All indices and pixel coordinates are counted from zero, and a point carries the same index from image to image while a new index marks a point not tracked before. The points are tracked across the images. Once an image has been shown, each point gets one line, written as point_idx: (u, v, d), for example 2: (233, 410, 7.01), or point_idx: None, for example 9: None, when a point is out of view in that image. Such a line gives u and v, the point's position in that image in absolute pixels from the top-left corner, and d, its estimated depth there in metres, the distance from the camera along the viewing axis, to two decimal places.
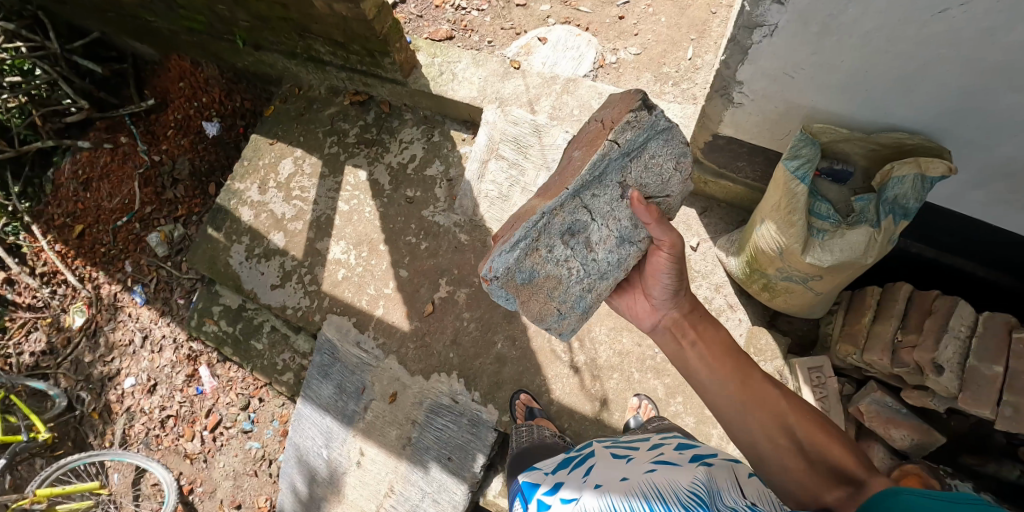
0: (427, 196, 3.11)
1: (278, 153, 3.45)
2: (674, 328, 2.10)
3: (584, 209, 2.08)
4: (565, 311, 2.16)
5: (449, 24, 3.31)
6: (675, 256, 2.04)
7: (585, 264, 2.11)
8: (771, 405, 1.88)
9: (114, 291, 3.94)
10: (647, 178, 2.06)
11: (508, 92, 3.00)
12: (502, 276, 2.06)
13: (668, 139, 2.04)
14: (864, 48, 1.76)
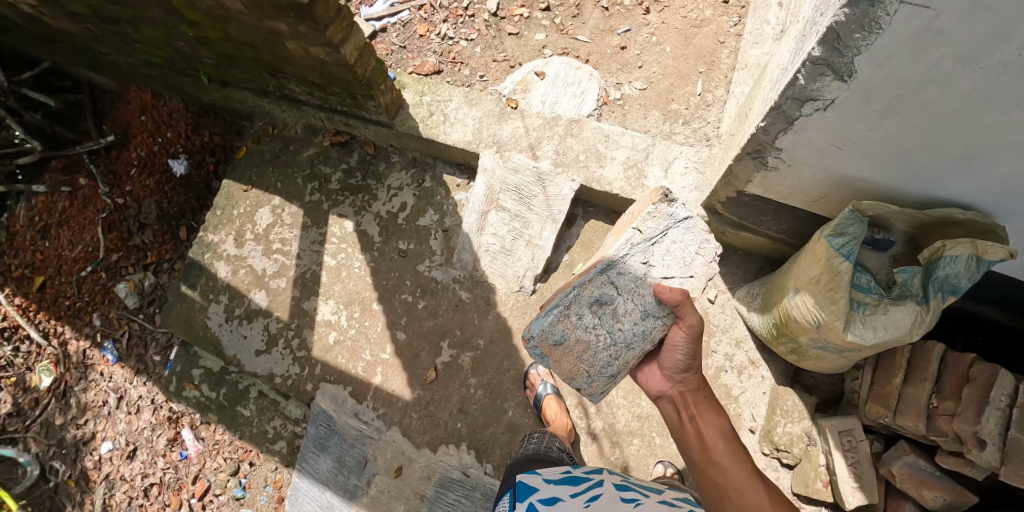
0: (421, 249, 2.88)
1: (254, 201, 3.17)
2: (678, 402, 2.12)
3: (614, 283, 2.00)
4: (593, 375, 2.06)
5: (435, 56, 3.06)
6: (690, 333, 1.99)
7: (612, 333, 1.99)
8: (755, 501, 1.86)
9: (83, 348, 3.63)
10: (671, 261, 1.99)
11: (506, 135, 2.76)
12: (533, 338, 2.00)
13: (690, 227, 2.01)
14: (931, 128, 1.56)
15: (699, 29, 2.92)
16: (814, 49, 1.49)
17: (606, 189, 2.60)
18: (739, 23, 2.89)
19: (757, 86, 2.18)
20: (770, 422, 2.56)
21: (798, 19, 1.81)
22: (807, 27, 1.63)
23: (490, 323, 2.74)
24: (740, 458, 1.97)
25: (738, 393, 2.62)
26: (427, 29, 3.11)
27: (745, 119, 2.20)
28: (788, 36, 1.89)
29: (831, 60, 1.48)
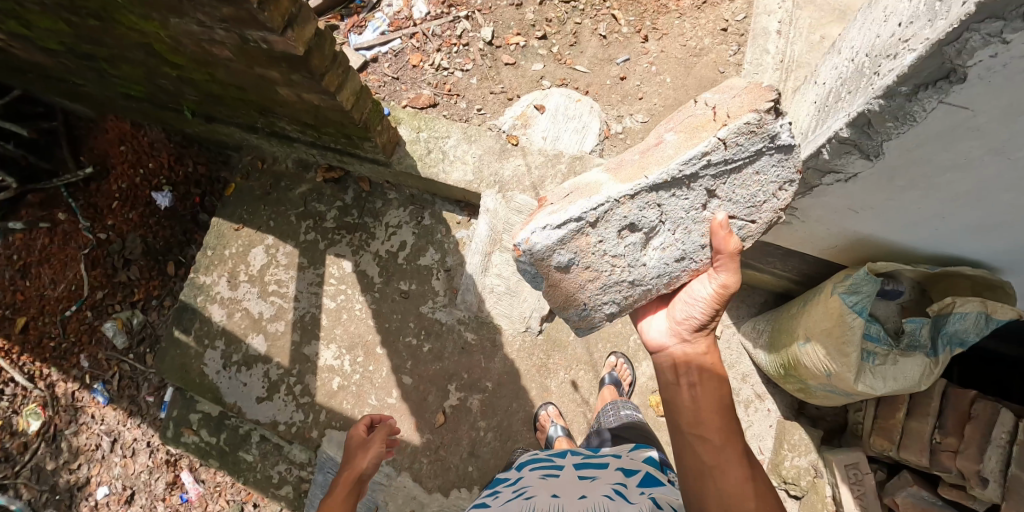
0: (423, 289, 2.83)
1: (246, 240, 3.08)
2: (678, 364, 1.75)
3: (660, 206, 1.76)
4: (590, 308, 1.91)
5: (430, 88, 2.99)
6: (721, 294, 1.74)
7: (632, 265, 1.84)
8: (738, 490, 1.54)
9: (72, 390, 3.51)
10: (738, 197, 1.76)
11: (508, 173, 2.71)
12: (531, 254, 1.77)
13: (783, 157, 1.68)
14: (952, 204, 1.56)
15: (699, 59, 2.92)
16: (841, 129, 1.49)
17: None
18: (738, 52, 2.90)
19: None
20: (777, 456, 2.56)
21: (815, 85, 1.82)
22: (829, 100, 1.63)
23: (497, 365, 2.71)
24: (733, 438, 1.61)
25: (745, 427, 2.63)
26: (420, 59, 3.04)
27: None
28: (803, 98, 1.89)
29: (860, 141, 1.48)
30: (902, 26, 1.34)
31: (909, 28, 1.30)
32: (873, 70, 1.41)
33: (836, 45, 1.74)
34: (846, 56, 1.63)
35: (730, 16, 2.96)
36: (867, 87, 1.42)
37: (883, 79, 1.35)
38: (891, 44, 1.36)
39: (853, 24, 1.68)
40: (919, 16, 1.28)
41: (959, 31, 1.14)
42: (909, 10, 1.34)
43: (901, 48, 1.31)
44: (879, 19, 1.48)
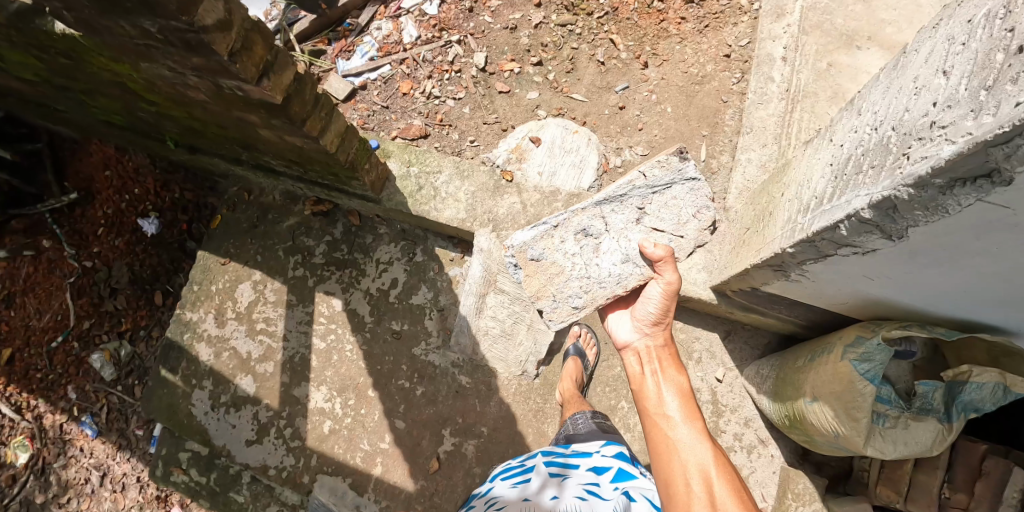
0: (416, 330, 2.74)
1: (233, 275, 2.98)
2: (643, 356, 2.15)
3: (604, 218, 2.29)
4: (559, 301, 2.31)
5: (421, 118, 2.87)
6: (667, 290, 2.13)
7: (588, 265, 2.28)
8: (697, 456, 1.82)
9: (60, 421, 3.39)
10: (664, 216, 2.26)
11: (503, 211, 2.61)
12: (515, 249, 2.33)
13: (693, 188, 2.24)
14: (974, 280, 1.47)
15: (701, 87, 2.82)
16: (863, 210, 1.37)
17: None
18: (741, 80, 2.79)
19: (774, 187, 2.05)
20: (781, 505, 2.48)
21: (830, 143, 1.69)
22: (848, 169, 1.51)
23: (493, 409, 2.63)
24: (693, 418, 1.94)
25: (748, 473, 2.55)
26: (411, 86, 2.92)
27: (759, 219, 2.09)
28: (816, 154, 1.77)
29: (881, 223, 1.37)
30: (935, 108, 1.20)
31: (944, 114, 1.16)
32: (899, 151, 1.28)
33: (855, 104, 1.60)
34: (866, 121, 1.50)
35: (734, 41, 2.85)
36: (892, 169, 1.29)
37: (912, 165, 1.22)
38: (922, 126, 1.22)
39: (875, 83, 1.53)
40: (959, 100, 1.13)
41: (1009, 134, 1.00)
42: (942, 89, 1.20)
43: (935, 135, 1.17)
44: (906, 89, 1.34)
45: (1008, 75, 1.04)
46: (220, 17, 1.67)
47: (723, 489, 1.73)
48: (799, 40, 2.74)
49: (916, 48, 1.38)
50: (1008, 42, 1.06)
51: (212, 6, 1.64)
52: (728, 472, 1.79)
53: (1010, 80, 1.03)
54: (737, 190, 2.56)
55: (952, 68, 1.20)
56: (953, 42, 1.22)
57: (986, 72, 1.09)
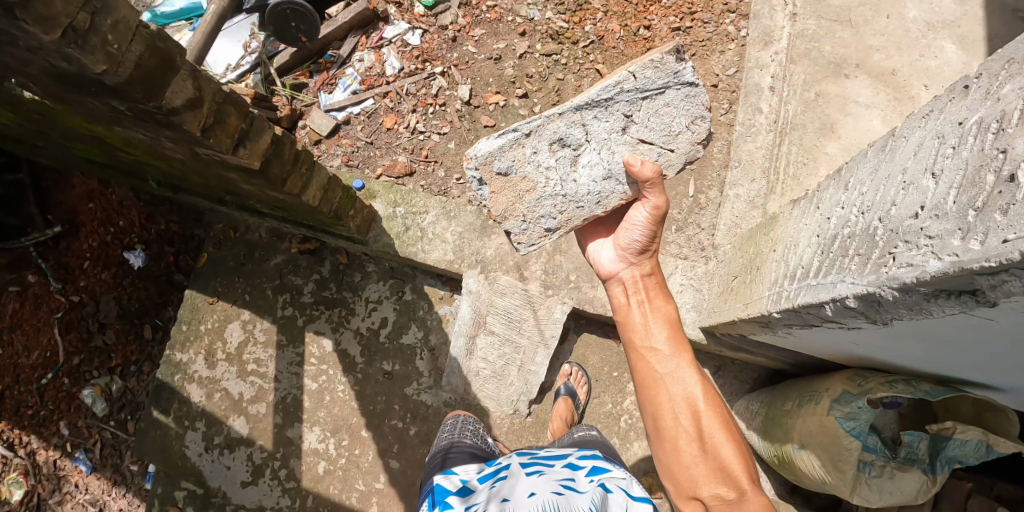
0: (407, 370, 2.73)
1: (222, 315, 2.96)
2: (629, 286, 2.11)
3: (585, 126, 1.94)
4: (529, 219, 2.06)
5: (406, 154, 2.84)
6: (653, 215, 1.97)
7: (564, 181, 1.99)
8: (686, 390, 1.92)
9: (53, 457, 3.36)
10: (654, 125, 1.95)
11: (491, 252, 2.60)
12: (476, 160, 1.95)
13: (688, 93, 1.92)
14: (958, 346, 1.48)
15: None
16: (849, 298, 1.39)
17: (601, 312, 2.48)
18: (730, 110, 2.78)
19: (762, 239, 2.05)
20: None
21: (818, 210, 1.68)
22: (835, 248, 1.51)
23: None
24: (680, 349, 1.99)
25: None
26: (395, 121, 2.89)
27: (747, 270, 2.09)
28: (804, 217, 1.76)
29: (867, 311, 1.38)
30: (922, 213, 1.20)
31: (933, 224, 1.16)
32: (885, 248, 1.28)
33: (843, 175, 1.59)
34: (853, 200, 1.50)
35: (721, 70, 2.82)
36: (878, 264, 1.30)
37: (898, 268, 1.23)
38: (911, 228, 1.22)
39: (862, 157, 1.52)
40: (947, 214, 1.12)
41: (996, 268, 1.00)
42: (931, 194, 1.19)
43: (922, 244, 1.17)
44: (894, 179, 1.33)
45: (998, 200, 1.03)
46: (189, 96, 1.62)
47: (711, 423, 1.88)
48: (786, 69, 2.74)
49: (905, 135, 1.36)
50: (998, 165, 1.04)
51: (181, 87, 1.59)
52: (714, 402, 1.91)
53: (1000, 208, 1.02)
54: (725, 228, 2.56)
55: (940, 173, 1.18)
56: (943, 143, 1.21)
57: (975, 190, 1.08)
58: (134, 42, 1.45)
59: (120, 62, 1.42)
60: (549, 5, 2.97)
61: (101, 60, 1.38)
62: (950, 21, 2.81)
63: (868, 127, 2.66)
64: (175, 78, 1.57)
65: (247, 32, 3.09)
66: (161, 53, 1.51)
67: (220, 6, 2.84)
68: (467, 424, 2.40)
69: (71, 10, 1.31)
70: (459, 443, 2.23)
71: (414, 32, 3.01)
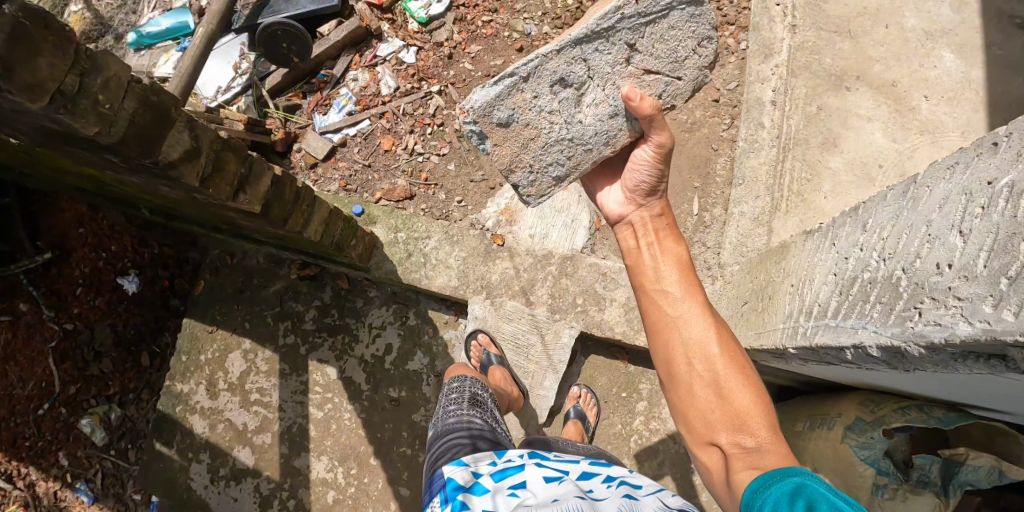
0: (414, 396, 2.71)
1: (221, 345, 2.91)
2: (637, 229, 1.98)
3: (586, 61, 1.82)
4: (537, 169, 1.97)
5: (405, 177, 2.79)
6: (657, 153, 1.90)
7: (570, 122, 1.89)
8: (699, 333, 1.77)
9: (53, 489, 3.22)
10: (661, 52, 1.84)
11: (496, 277, 2.57)
12: (472, 114, 1.83)
13: (693, 13, 1.80)
14: (976, 385, 1.49)
15: (690, 134, 2.81)
16: (871, 347, 1.40)
17: (609, 336, 2.46)
18: (731, 126, 2.75)
19: (772, 268, 2.04)
20: None
21: (832, 247, 1.68)
22: (854, 292, 1.52)
23: None
24: (693, 291, 1.84)
25: None
26: (392, 142, 2.84)
27: (758, 299, 2.09)
28: (817, 252, 1.76)
29: (890, 361, 1.39)
30: (950, 272, 1.21)
31: (962, 286, 1.18)
32: (910, 303, 1.29)
33: (859, 215, 1.59)
34: (871, 244, 1.50)
35: (722, 85, 2.81)
36: (902, 318, 1.31)
37: (924, 325, 1.24)
38: (938, 285, 1.23)
39: (881, 200, 1.52)
40: (979, 278, 1.14)
41: None
42: (959, 253, 1.20)
43: (952, 305, 1.18)
44: (917, 230, 1.34)
45: None
46: (185, 148, 1.54)
47: (726, 366, 1.72)
48: (788, 82, 2.72)
49: (927, 184, 1.37)
50: None
51: (177, 140, 1.51)
52: (730, 345, 1.76)
53: None
54: (731, 246, 2.55)
55: (969, 233, 1.20)
56: (970, 201, 1.22)
57: (1007, 257, 1.10)
58: (126, 99, 1.36)
59: (114, 122, 1.34)
60: (546, 20, 2.94)
61: (92, 122, 1.30)
62: (949, 29, 2.81)
63: (870, 140, 2.65)
64: (171, 131, 1.49)
65: (237, 52, 3.01)
66: (156, 107, 1.43)
67: (208, 28, 2.77)
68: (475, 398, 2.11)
69: (58, 73, 1.22)
70: (459, 425, 1.95)
71: (408, 50, 2.96)
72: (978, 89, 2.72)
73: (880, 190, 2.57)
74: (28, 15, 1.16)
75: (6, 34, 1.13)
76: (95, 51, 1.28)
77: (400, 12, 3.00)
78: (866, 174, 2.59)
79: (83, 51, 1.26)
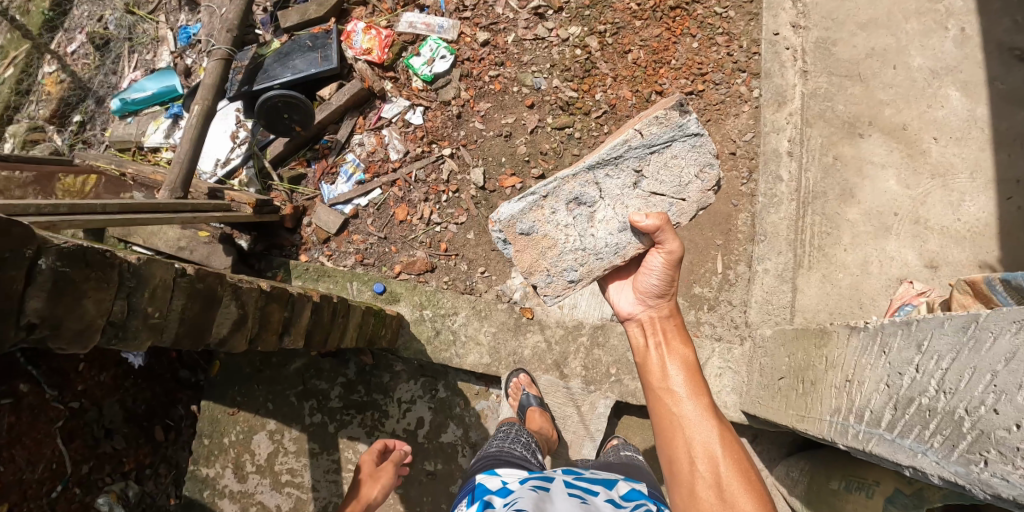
0: (451, 468, 2.68)
1: (246, 426, 2.82)
2: (646, 327, 1.94)
3: (598, 184, 1.87)
4: (553, 275, 1.95)
5: (424, 248, 2.72)
6: (668, 260, 1.84)
7: (583, 237, 1.90)
8: (704, 435, 1.73)
9: None
10: (665, 178, 1.87)
11: (528, 351, 2.55)
12: (500, 225, 1.90)
13: (695, 144, 1.84)
14: None
15: None
16: (932, 475, 1.49)
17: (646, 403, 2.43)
18: (749, 179, 2.76)
19: (812, 350, 2.06)
20: None
21: (881, 355, 1.71)
22: (908, 410, 1.58)
23: None
24: (700, 392, 1.81)
25: None
26: (407, 212, 2.76)
27: (797, 378, 2.12)
28: (863, 354, 1.79)
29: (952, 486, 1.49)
30: (1019, 432, 1.30)
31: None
32: (976, 447, 1.39)
33: (912, 330, 1.61)
34: (925, 367, 1.55)
35: (738, 136, 2.81)
36: (967, 458, 1.41)
37: (991, 474, 1.35)
38: (1009, 441, 1.32)
39: (936, 326, 1.53)
40: None
41: None
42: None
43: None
44: (980, 376, 1.39)
45: None
46: (234, 318, 1.46)
47: (730, 470, 1.68)
48: (803, 132, 2.73)
49: (991, 328, 1.39)
50: None
51: (225, 316, 1.42)
52: (736, 450, 1.72)
53: None
54: (757, 304, 2.60)
55: None
56: None
57: None
58: (174, 298, 1.25)
59: (164, 327, 1.24)
60: (554, 72, 2.87)
61: (144, 337, 1.19)
62: (953, 66, 2.78)
63: (886, 188, 2.67)
64: (219, 310, 1.40)
65: (234, 119, 2.92)
66: (202, 292, 1.33)
67: (205, 104, 2.62)
68: (521, 435, 2.15)
69: (105, 306, 1.08)
70: (504, 452, 1.99)
71: (415, 110, 2.86)
72: (983, 126, 2.71)
73: (897, 239, 2.62)
74: (67, 260, 1.01)
75: (48, 290, 0.99)
76: (140, 265, 1.15)
77: (402, 70, 2.91)
78: (883, 223, 2.64)
79: (126, 271, 1.12)
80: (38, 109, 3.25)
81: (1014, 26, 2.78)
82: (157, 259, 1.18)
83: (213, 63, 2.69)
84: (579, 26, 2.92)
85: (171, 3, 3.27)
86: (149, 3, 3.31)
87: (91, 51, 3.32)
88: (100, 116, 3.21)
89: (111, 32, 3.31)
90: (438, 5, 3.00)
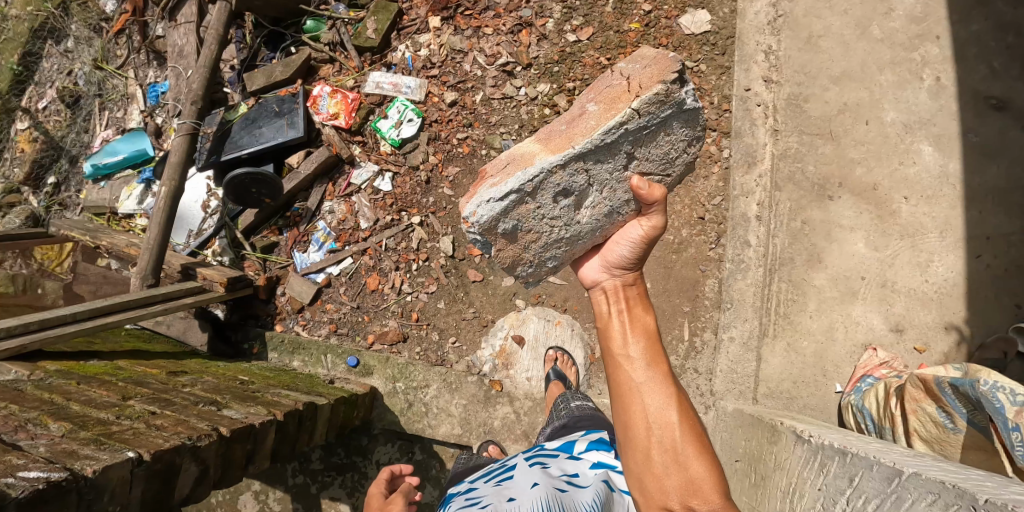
0: None
1: (232, 487, 2.95)
2: (609, 294, 1.68)
3: (588, 172, 1.59)
4: (533, 262, 1.82)
5: (396, 318, 2.77)
6: (648, 234, 1.65)
7: (569, 228, 1.69)
8: (661, 404, 1.50)
9: None
10: (654, 156, 1.65)
11: (498, 422, 2.59)
12: (479, 226, 1.63)
13: (690, 119, 1.59)
14: None
15: (678, 254, 2.82)
16: None
17: None
18: (717, 244, 2.77)
19: (765, 444, 2.11)
20: None
21: (820, 473, 1.77)
22: None
23: None
24: (658, 359, 1.56)
25: None
26: (378, 281, 2.80)
27: (751, 466, 2.17)
28: (806, 466, 1.84)
29: None
30: None
31: None
32: None
33: (847, 462, 1.67)
34: (854, 504, 1.58)
35: (707, 200, 2.81)
36: None
37: None
38: None
39: (868, 468, 1.59)
40: None
41: None
42: None
43: None
44: None
45: None
46: (194, 477, 1.62)
47: (686, 437, 1.47)
48: (772, 195, 2.74)
49: (910, 492, 1.44)
50: None
51: (186, 477, 1.59)
52: (690, 411, 1.51)
53: None
54: (723, 374, 2.67)
55: None
56: None
57: None
58: (134, 486, 1.43)
59: None
60: (523, 133, 2.83)
61: None
62: (927, 119, 2.72)
63: (853, 251, 2.67)
64: (179, 475, 1.56)
65: (203, 189, 2.99)
66: (160, 470, 1.50)
67: (172, 184, 2.63)
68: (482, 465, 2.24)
69: None
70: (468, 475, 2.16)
71: (384, 176, 2.86)
72: (955, 183, 2.67)
73: (863, 303, 2.63)
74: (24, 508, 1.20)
75: None
76: (95, 478, 1.34)
77: (369, 133, 2.90)
78: (850, 288, 2.64)
79: (84, 488, 1.32)
80: (14, 170, 3.27)
81: (991, 75, 2.70)
82: (112, 466, 1.37)
83: (179, 139, 2.68)
84: (548, 83, 2.86)
85: (139, 57, 3.24)
86: (118, 57, 3.28)
87: (63, 107, 3.34)
88: (74, 177, 3.24)
89: (81, 88, 3.32)
90: (405, 63, 2.96)
